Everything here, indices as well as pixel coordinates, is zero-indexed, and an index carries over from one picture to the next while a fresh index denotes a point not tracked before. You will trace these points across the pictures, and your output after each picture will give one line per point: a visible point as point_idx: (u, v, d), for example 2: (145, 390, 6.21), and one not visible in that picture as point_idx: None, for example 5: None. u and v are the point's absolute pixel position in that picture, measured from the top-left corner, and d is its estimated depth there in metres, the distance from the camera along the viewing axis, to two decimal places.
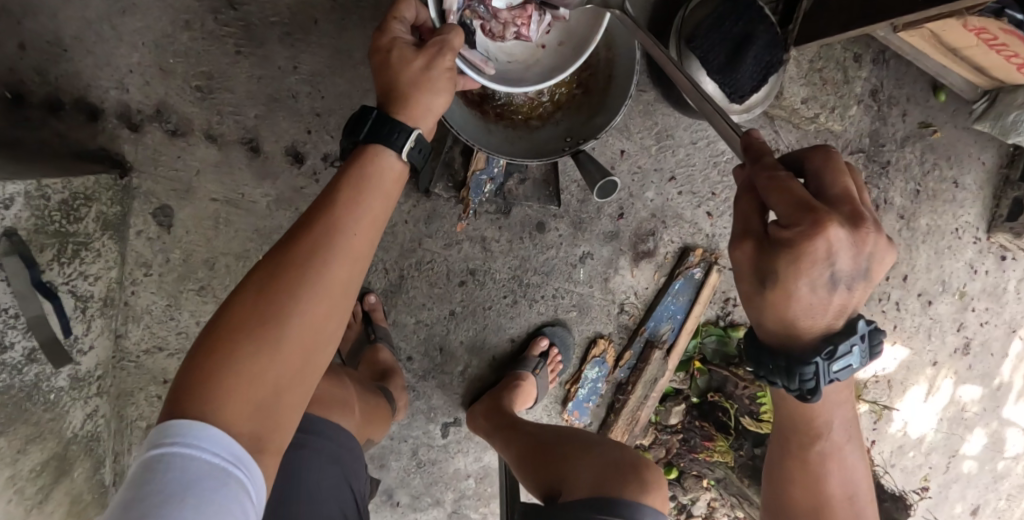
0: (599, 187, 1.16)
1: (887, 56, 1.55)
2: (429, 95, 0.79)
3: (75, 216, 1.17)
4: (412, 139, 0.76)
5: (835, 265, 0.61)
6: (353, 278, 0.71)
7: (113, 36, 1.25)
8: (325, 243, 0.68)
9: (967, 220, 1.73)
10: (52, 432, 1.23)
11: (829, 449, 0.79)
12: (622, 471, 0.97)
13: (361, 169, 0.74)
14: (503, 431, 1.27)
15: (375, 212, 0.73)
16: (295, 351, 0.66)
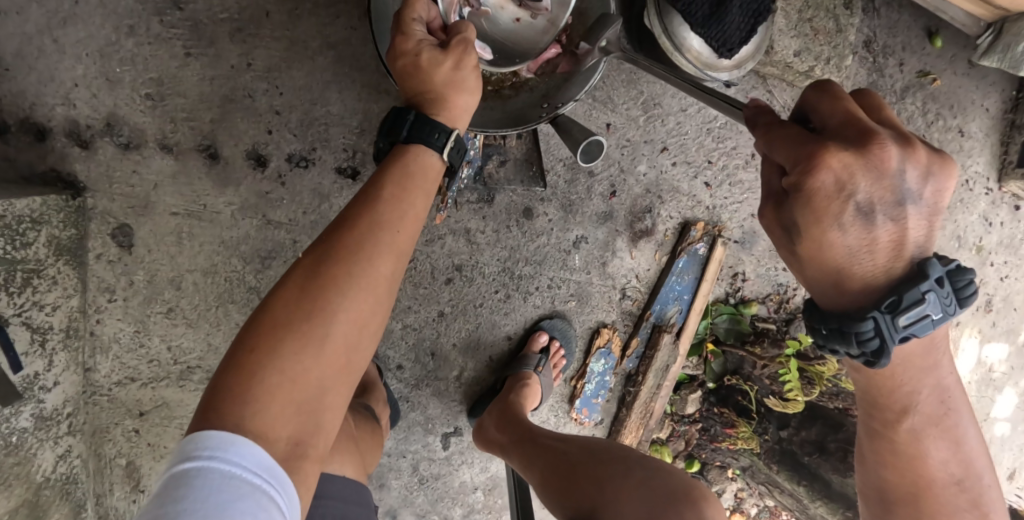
0: (583, 149, 1.08)
1: (877, 4, 1.46)
2: (463, 96, 0.78)
3: (23, 241, 1.06)
4: (452, 139, 0.77)
5: (855, 195, 0.60)
6: (395, 276, 0.69)
7: (54, 49, 1.14)
8: (370, 237, 0.67)
9: (977, 171, 1.64)
10: (19, 478, 1.14)
11: (932, 429, 0.74)
12: (675, 509, 0.77)
13: (403, 165, 0.73)
14: (512, 446, 1.16)
15: (417, 209, 0.72)
16: (337, 350, 0.63)
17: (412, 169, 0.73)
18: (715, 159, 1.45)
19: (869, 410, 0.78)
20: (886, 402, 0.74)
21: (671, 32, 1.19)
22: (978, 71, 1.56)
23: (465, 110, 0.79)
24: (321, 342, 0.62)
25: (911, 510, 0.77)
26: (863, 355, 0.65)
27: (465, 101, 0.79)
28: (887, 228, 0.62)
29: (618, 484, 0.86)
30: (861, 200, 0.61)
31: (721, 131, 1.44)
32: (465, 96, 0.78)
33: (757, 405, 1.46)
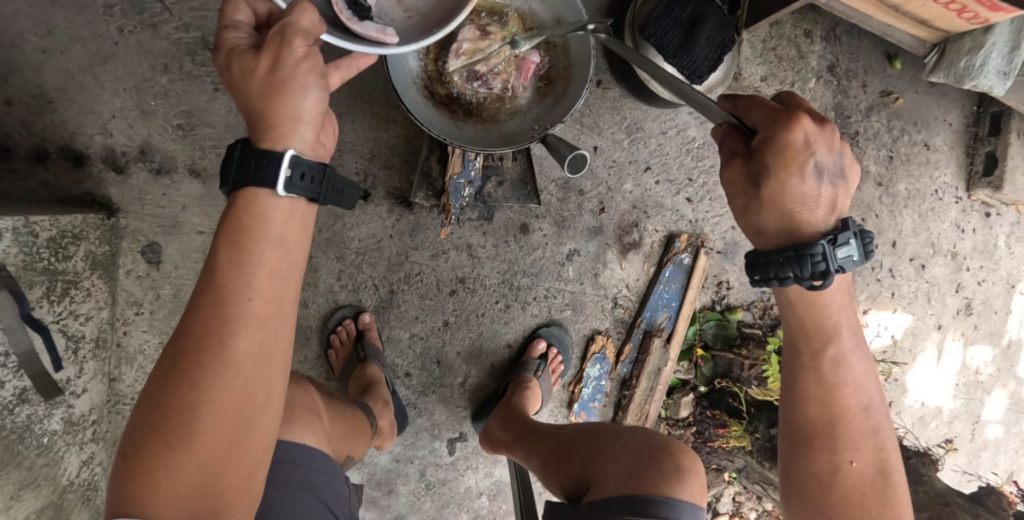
0: (569, 161, 1.12)
1: (837, 33, 1.57)
2: (288, 100, 0.64)
3: (64, 254, 1.16)
4: (289, 162, 0.64)
5: (816, 153, 0.72)
6: (266, 342, 0.66)
7: (95, 85, 1.28)
8: (223, 319, 0.63)
9: (945, 181, 1.74)
10: (47, 478, 1.21)
11: (848, 365, 0.86)
12: (657, 459, 0.87)
13: (240, 219, 0.65)
14: (516, 444, 1.22)
15: (274, 262, 0.65)
16: (213, 437, 0.63)
17: (254, 218, 0.65)
18: (695, 177, 1.56)
19: (798, 353, 0.88)
20: (817, 343, 0.86)
21: (647, 63, 1.33)
22: (938, 90, 1.68)
23: (295, 117, 0.65)
24: (197, 438, 0.62)
25: (826, 441, 0.89)
26: (810, 279, 0.74)
27: (304, 107, 0.66)
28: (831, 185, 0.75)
29: (605, 450, 0.95)
30: (816, 159, 0.73)
31: (700, 151, 1.56)
32: (305, 99, 0.66)
33: (747, 405, 1.53)
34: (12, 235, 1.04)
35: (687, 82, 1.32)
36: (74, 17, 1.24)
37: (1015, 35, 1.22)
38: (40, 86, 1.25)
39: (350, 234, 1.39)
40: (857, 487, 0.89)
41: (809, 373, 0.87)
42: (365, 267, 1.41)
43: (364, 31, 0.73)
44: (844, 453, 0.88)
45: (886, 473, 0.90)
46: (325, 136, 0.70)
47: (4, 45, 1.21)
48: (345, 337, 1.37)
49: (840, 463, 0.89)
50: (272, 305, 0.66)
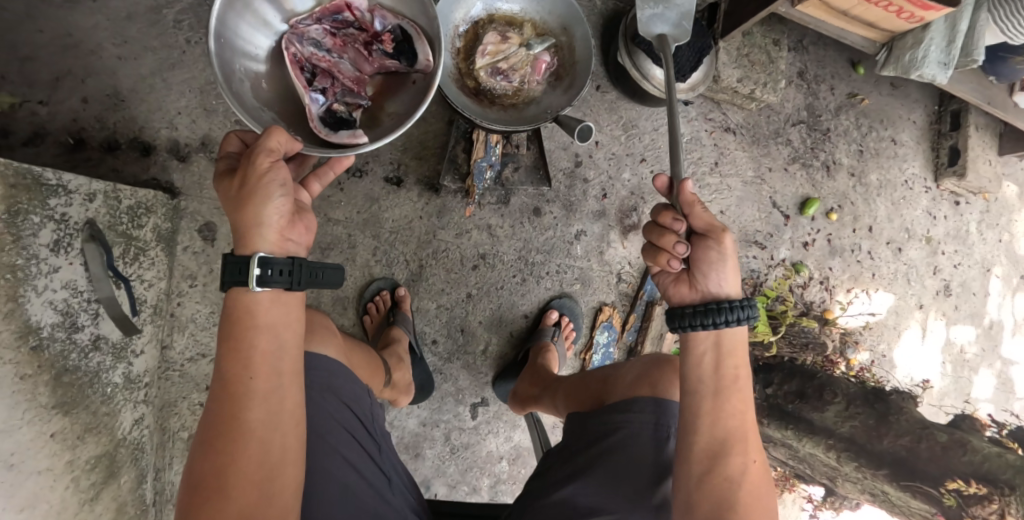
0: (577, 131, 1.24)
1: (805, 44, 1.81)
2: (257, 205, 0.77)
3: (139, 223, 1.34)
4: (260, 262, 0.74)
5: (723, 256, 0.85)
6: (274, 411, 0.76)
7: (163, 87, 1.50)
8: (233, 399, 0.74)
9: (914, 172, 1.93)
10: (106, 428, 1.32)
11: (745, 381, 0.87)
12: (660, 369, 1.11)
13: (236, 316, 0.76)
14: (544, 396, 1.35)
15: (264, 347, 0.75)
16: (248, 485, 0.73)
17: (243, 313, 0.75)
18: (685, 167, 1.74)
19: (700, 363, 0.86)
20: (721, 362, 0.86)
21: (639, 65, 1.52)
22: (901, 92, 1.90)
23: (258, 222, 0.77)
24: (230, 503, 0.72)
25: (734, 444, 0.85)
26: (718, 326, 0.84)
27: (269, 214, 0.77)
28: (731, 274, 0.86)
29: (621, 369, 1.19)
30: (711, 274, 0.85)
31: (688, 146, 1.74)
32: (274, 203, 0.78)
33: None
34: (103, 197, 1.23)
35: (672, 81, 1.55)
36: (146, 30, 1.49)
37: (948, 32, 1.43)
38: (115, 86, 1.47)
39: (385, 215, 1.58)
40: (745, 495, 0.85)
41: (718, 385, 0.85)
42: (398, 244, 1.58)
43: (340, 140, 1.02)
44: (743, 451, 0.85)
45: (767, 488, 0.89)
46: (295, 232, 0.81)
47: (84, 53, 1.45)
48: (383, 303, 1.53)
49: (739, 468, 0.85)
50: (273, 378, 0.76)
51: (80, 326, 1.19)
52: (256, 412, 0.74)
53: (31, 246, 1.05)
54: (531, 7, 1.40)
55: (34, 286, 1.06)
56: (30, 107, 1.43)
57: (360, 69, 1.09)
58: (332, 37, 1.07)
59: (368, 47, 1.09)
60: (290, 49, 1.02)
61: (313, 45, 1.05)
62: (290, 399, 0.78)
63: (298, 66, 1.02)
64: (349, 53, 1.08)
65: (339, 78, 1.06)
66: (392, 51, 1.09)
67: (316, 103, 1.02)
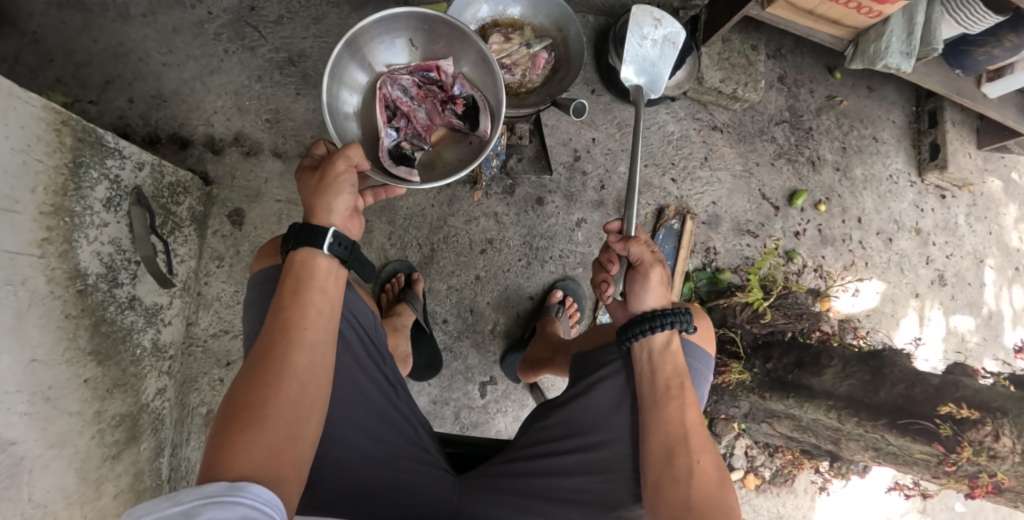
0: (572, 108, 1.38)
1: (783, 52, 1.99)
2: (328, 196, 0.89)
3: (177, 201, 1.49)
4: (331, 234, 0.87)
5: (650, 280, 1.03)
6: (317, 363, 0.83)
7: (203, 89, 1.69)
8: (285, 342, 0.81)
9: (898, 168, 2.04)
10: (132, 389, 1.39)
11: (686, 392, 0.98)
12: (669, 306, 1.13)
13: (297, 275, 0.86)
14: (555, 357, 1.34)
15: (318, 305, 0.85)
16: (281, 422, 0.77)
17: (303, 274, 0.86)
18: (677, 161, 1.85)
19: (645, 371, 1.00)
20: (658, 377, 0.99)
21: None
22: (877, 94, 2.05)
23: (329, 210, 0.88)
24: (262, 434, 0.74)
25: (679, 444, 0.95)
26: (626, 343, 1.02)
27: (338, 205, 0.89)
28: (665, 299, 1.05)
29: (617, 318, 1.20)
30: (637, 299, 1.04)
31: (678, 142, 1.86)
32: (342, 198, 0.90)
33: (744, 348, 1.67)
34: (150, 170, 1.38)
35: None
36: (190, 41, 1.70)
37: (907, 24, 1.60)
38: (159, 89, 1.67)
39: (399, 203, 1.67)
40: (697, 490, 0.91)
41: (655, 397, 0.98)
42: (411, 230, 1.67)
43: (397, 172, 1.21)
44: (690, 453, 0.94)
45: (723, 485, 0.94)
46: (353, 224, 0.92)
47: (133, 60, 1.67)
48: (397, 283, 1.59)
49: (686, 468, 0.93)
50: (321, 332, 0.85)
51: (120, 282, 1.30)
52: (304, 358, 0.81)
53: (89, 197, 1.18)
54: (529, 11, 1.57)
55: (87, 234, 1.19)
56: (83, 106, 1.63)
57: (431, 120, 1.29)
58: (418, 89, 1.26)
59: (443, 105, 1.28)
60: (383, 90, 1.22)
61: (401, 90, 1.24)
62: (329, 357, 0.86)
63: (383, 104, 1.22)
64: (427, 104, 1.28)
65: (413, 122, 1.26)
66: (461, 112, 1.28)
67: (389, 137, 1.23)
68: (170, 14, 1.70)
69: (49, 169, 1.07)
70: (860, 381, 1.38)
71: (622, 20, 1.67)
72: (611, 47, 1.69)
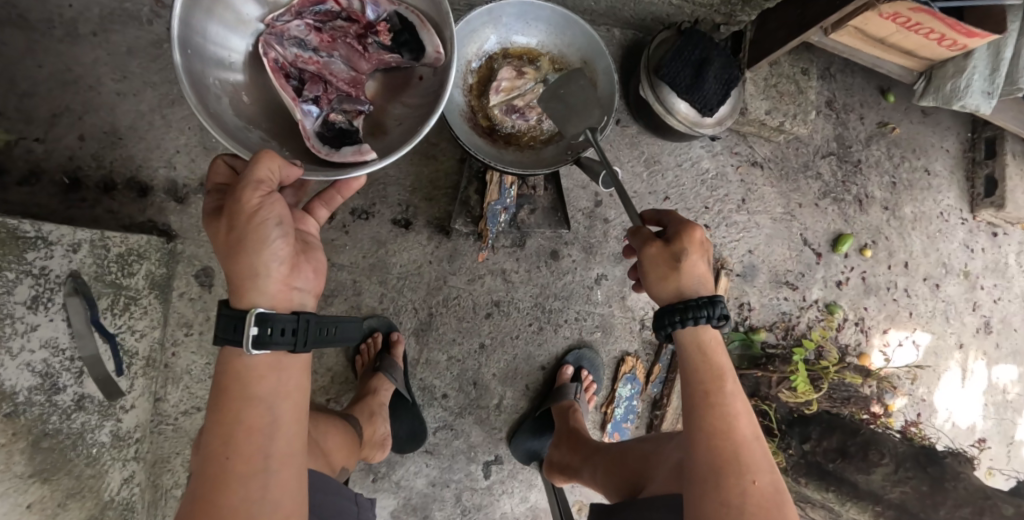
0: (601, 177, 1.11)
1: (832, 71, 1.73)
2: (250, 252, 0.69)
3: (129, 271, 1.28)
4: (255, 319, 0.68)
5: (659, 259, 0.84)
6: (267, 490, 0.67)
7: (163, 123, 1.45)
8: (217, 485, 0.66)
9: (949, 204, 1.82)
10: (91, 491, 1.20)
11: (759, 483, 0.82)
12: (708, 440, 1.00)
13: (229, 382, 0.70)
14: (585, 467, 1.25)
15: (252, 422, 0.68)
16: None
17: (234, 383, 0.69)
18: (710, 205, 1.64)
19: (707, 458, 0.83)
20: (689, 404, 0.86)
21: (662, 99, 1.41)
22: (932, 119, 1.80)
23: (254, 272, 0.69)
24: None
25: (727, 489, 0.81)
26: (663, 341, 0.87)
27: (267, 261, 0.70)
28: (686, 281, 0.84)
29: (666, 444, 1.08)
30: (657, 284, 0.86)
31: (713, 182, 1.64)
32: (269, 248, 0.70)
33: (777, 423, 1.57)
34: (89, 245, 1.18)
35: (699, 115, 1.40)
36: (147, 65, 1.44)
37: (992, 59, 1.35)
38: (113, 123, 1.42)
39: (392, 260, 1.44)
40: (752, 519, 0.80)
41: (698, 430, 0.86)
42: (406, 291, 1.45)
43: (343, 157, 0.88)
44: None
45: (780, 503, 0.82)
46: (302, 272, 0.74)
47: (82, 88, 1.41)
48: (374, 346, 1.39)
49: None
50: (259, 457, 0.67)
51: (61, 387, 1.11)
52: (239, 497, 0.65)
53: (6, 303, 0.98)
54: (549, 39, 1.31)
55: (9, 347, 0.99)
56: (27, 145, 1.38)
57: (355, 68, 0.93)
58: (318, 33, 0.91)
59: (361, 41, 0.92)
60: (271, 54, 0.87)
61: (296, 45, 0.90)
62: (282, 482, 0.69)
63: (281, 74, 0.87)
64: (340, 49, 0.92)
65: (332, 82, 0.92)
66: (389, 43, 0.93)
67: (310, 116, 0.88)
68: (123, 32, 1.43)
69: None
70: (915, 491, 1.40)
71: (654, 45, 1.44)
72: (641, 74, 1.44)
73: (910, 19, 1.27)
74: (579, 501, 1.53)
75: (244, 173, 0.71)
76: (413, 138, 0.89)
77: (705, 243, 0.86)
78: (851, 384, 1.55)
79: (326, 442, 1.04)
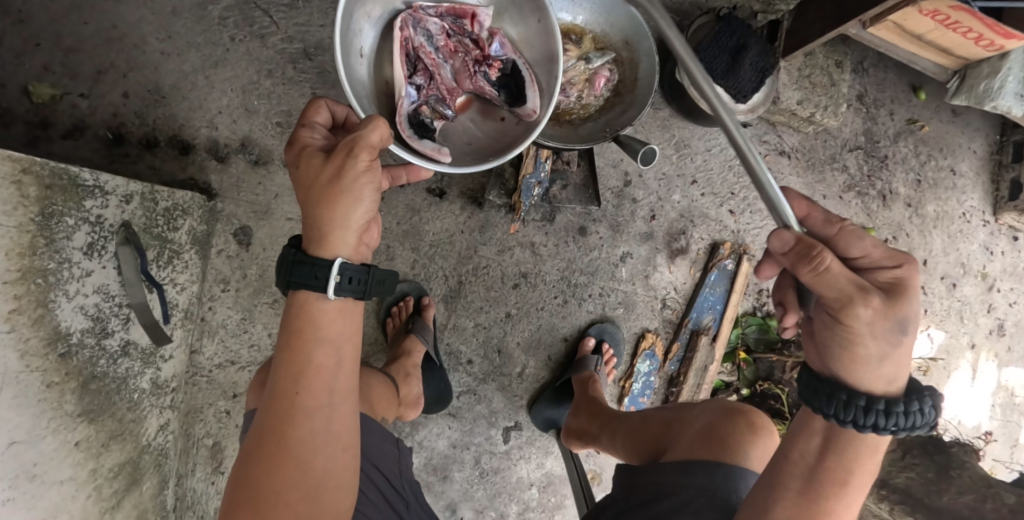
0: (641, 155, 1.16)
1: (866, 66, 1.73)
2: (348, 207, 0.68)
3: (174, 225, 1.32)
4: (335, 271, 0.69)
5: (881, 334, 0.63)
6: (329, 423, 0.72)
7: (205, 84, 1.47)
8: (285, 416, 0.70)
9: (972, 205, 1.84)
10: (132, 434, 1.24)
11: None
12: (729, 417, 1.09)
13: (297, 322, 0.71)
14: (603, 433, 1.30)
15: (322, 362, 0.71)
16: (296, 490, 0.69)
17: (304, 322, 0.71)
18: (738, 191, 1.67)
19: None
20: None
21: None
22: (962, 119, 1.81)
23: (344, 224, 0.69)
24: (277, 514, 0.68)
25: None
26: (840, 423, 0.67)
27: (357, 217, 0.70)
28: (885, 366, 0.65)
29: (685, 411, 1.16)
30: (865, 367, 0.66)
31: (741, 168, 1.67)
32: (363, 207, 0.70)
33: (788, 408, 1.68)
34: (139, 198, 1.22)
35: (732, 101, 1.41)
36: (191, 25, 1.46)
37: None
38: (157, 82, 1.45)
39: (425, 228, 1.47)
40: None
41: None
42: (437, 259, 1.49)
43: (422, 148, 0.90)
44: None
45: None
46: (370, 236, 0.75)
47: (128, 47, 1.43)
48: (406, 308, 1.43)
49: None
50: (324, 395, 0.71)
51: (111, 331, 1.15)
52: (304, 429, 0.70)
53: (65, 248, 1.02)
54: (593, 18, 1.33)
55: (65, 291, 1.02)
56: (73, 100, 1.40)
57: (459, 84, 0.98)
58: (446, 38, 0.96)
59: (476, 66, 0.97)
60: (403, 32, 0.91)
61: (425, 36, 0.94)
62: (342, 416, 0.74)
63: (404, 52, 0.91)
64: (456, 61, 0.97)
65: (438, 82, 0.95)
66: (496, 81, 0.98)
67: (408, 98, 0.92)
68: None
69: (11, 231, 0.91)
70: (920, 477, 1.42)
71: (691, 29, 1.44)
72: (678, 59, 1.44)
73: (950, 16, 1.28)
74: (593, 470, 1.59)
75: (355, 131, 0.70)
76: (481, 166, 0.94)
77: (879, 316, 0.62)
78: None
79: (367, 393, 1.10)
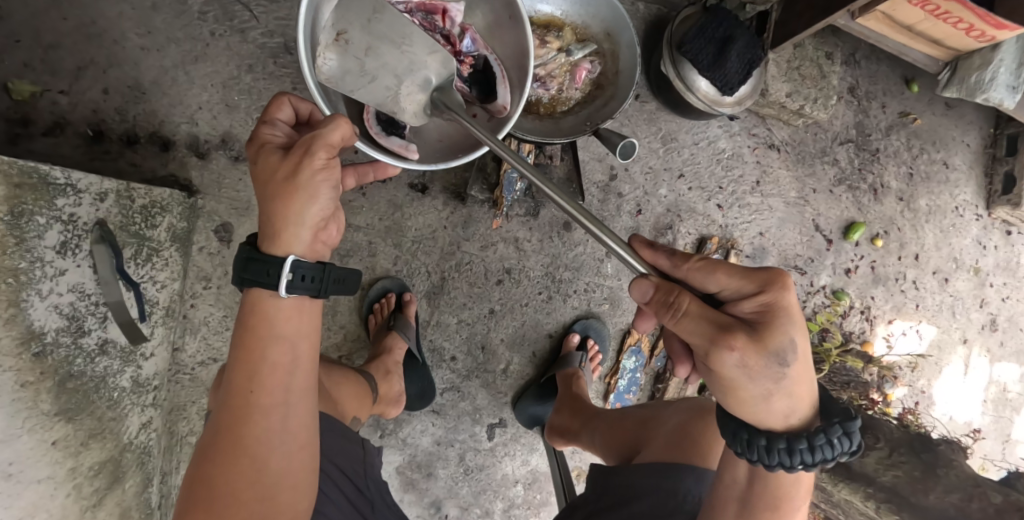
0: (620, 148, 1.17)
1: (858, 58, 1.71)
2: (301, 204, 0.67)
3: (152, 223, 1.31)
4: (290, 268, 0.68)
5: (754, 373, 0.68)
6: (285, 422, 0.71)
7: (186, 79, 1.46)
8: (241, 416, 0.69)
9: (965, 199, 1.81)
10: (112, 433, 1.23)
11: None
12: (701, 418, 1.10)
13: (251, 321, 0.70)
14: (584, 432, 1.29)
15: (278, 360, 0.70)
16: (250, 490, 0.68)
17: (258, 321, 0.69)
18: (726, 186, 1.65)
19: None
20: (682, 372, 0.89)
21: (683, 75, 1.39)
22: (955, 112, 1.79)
23: (297, 221, 0.68)
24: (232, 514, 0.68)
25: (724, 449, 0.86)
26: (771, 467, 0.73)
27: (312, 214, 0.69)
28: (777, 401, 0.71)
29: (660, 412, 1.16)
30: (761, 404, 0.71)
31: (729, 162, 1.65)
32: (320, 203, 0.69)
33: None
34: (115, 195, 1.21)
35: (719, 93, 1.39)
36: (171, 20, 1.44)
37: None
38: (137, 78, 1.43)
39: (408, 224, 1.45)
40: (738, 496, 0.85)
41: None
42: (420, 254, 1.47)
43: (388, 144, 0.90)
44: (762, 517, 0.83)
45: None
46: (330, 230, 0.73)
47: (107, 42, 1.41)
48: (387, 306, 1.41)
49: None
50: (280, 395, 0.70)
51: (87, 329, 1.15)
52: (260, 429, 0.69)
53: (37, 247, 1.01)
54: (573, 9, 1.30)
55: (39, 289, 1.02)
56: (52, 96, 1.39)
57: None
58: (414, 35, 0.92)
59: None
60: None
61: None
62: (299, 415, 0.73)
63: None
64: None
65: None
66: (469, 77, 0.96)
67: None
68: None
69: None
70: (907, 475, 1.40)
71: (677, 21, 1.40)
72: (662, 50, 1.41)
73: (940, 6, 1.25)
74: (578, 467, 1.59)
75: (315, 129, 0.69)
76: (450, 162, 0.91)
77: (748, 356, 0.67)
78: (852, 369, 1.71)
79: (339, 394, 1.09)
